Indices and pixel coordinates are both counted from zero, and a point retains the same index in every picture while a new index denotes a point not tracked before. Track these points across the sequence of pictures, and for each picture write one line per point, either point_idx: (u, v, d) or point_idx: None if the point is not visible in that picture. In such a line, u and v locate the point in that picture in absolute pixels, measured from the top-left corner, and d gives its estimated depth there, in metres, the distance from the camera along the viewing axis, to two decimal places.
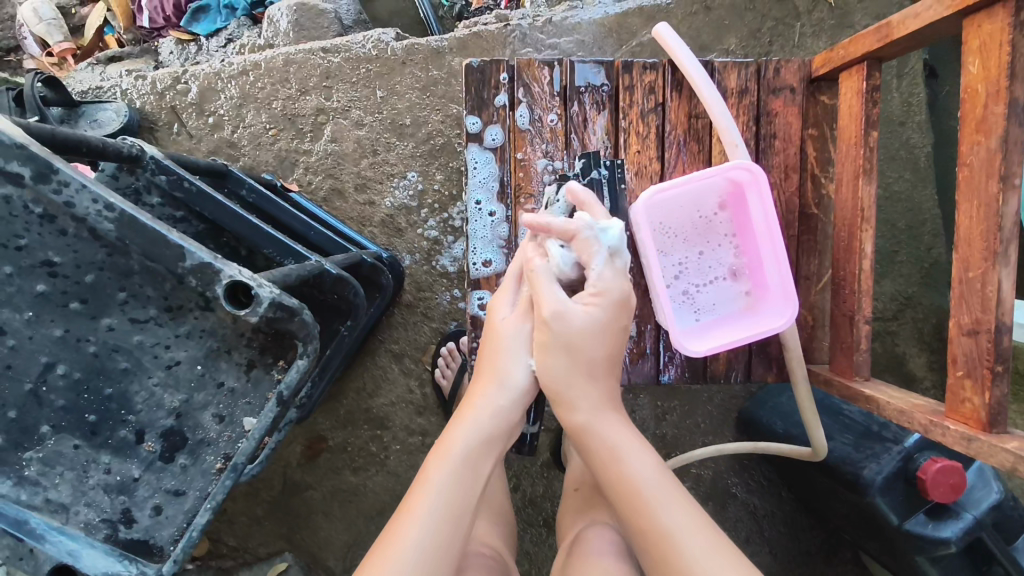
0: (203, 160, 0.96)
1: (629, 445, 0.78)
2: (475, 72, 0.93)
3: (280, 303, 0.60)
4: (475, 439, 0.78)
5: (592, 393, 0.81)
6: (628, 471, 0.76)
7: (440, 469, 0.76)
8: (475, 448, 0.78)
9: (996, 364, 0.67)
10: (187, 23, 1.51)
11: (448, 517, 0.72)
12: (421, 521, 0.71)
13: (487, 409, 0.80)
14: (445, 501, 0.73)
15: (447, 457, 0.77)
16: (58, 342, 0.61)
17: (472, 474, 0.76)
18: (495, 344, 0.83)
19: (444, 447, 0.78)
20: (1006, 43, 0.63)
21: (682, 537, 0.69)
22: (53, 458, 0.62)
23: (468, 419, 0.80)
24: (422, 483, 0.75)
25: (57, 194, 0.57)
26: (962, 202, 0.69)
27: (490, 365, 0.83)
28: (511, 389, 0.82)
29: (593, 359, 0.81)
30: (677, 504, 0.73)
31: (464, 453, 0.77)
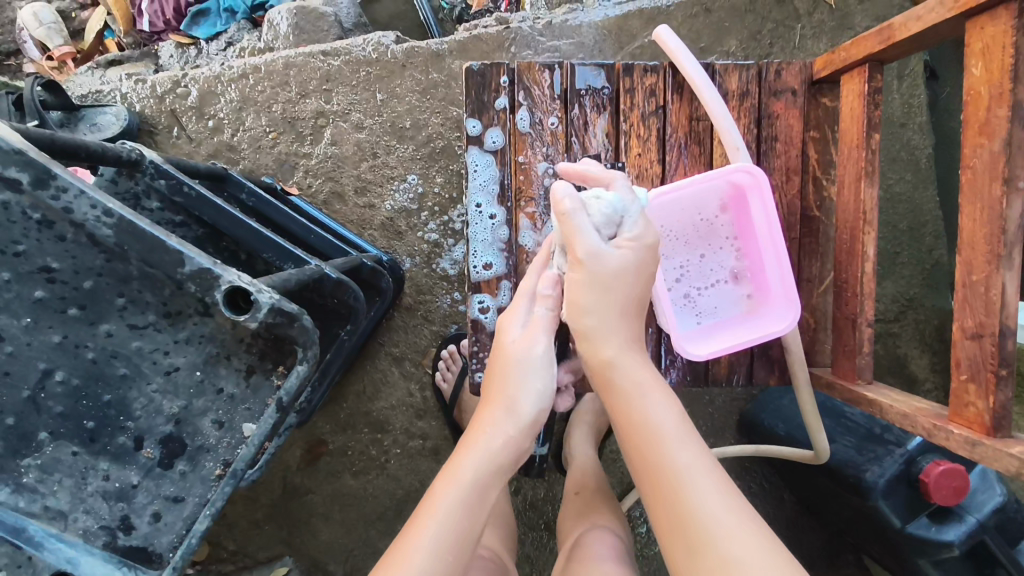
0: (202, 164, 0.95)
1: (644, 387, 0.73)
2: (476, 75, 0.93)
3: (279, 309, 0.59)
4: (486, 463, 0.74)
5: (609, 336, 0.75)
6: (640, 412, 0.71)
7: (450, 487, 0.72)
8: (482, 467, 0.74)
9: (1000, 368, 0.66)
10: (187, 27, 1.51)
11: (459, 530, 0.69)
12: (430, 532, 0.68)
13: (500, 438, 0.76)
14: (455, 513, 0.70)
15: (457, 478, 0.73)
16: (56, 348, 0.61)
17: (483, 496, 0.73)
18: (507, 375, 0.78)
19: (454, 468, 0.74)
20: (1009, 46, 0.63)
21: (692, 481, 0.64)
22: (52, 465, 0.62)
23: (479, 448, 0.75)
24: (432, 498, 0.72)
25: (55, 200, 0.57)
26: (965, 205, 0.69)
27: (501, 395, 0.78)
28: (524, 422, 0.77)
29: (620, 307, 0.76)
30: (691, 447, 0.67)
31: (475, 473, 0.73)
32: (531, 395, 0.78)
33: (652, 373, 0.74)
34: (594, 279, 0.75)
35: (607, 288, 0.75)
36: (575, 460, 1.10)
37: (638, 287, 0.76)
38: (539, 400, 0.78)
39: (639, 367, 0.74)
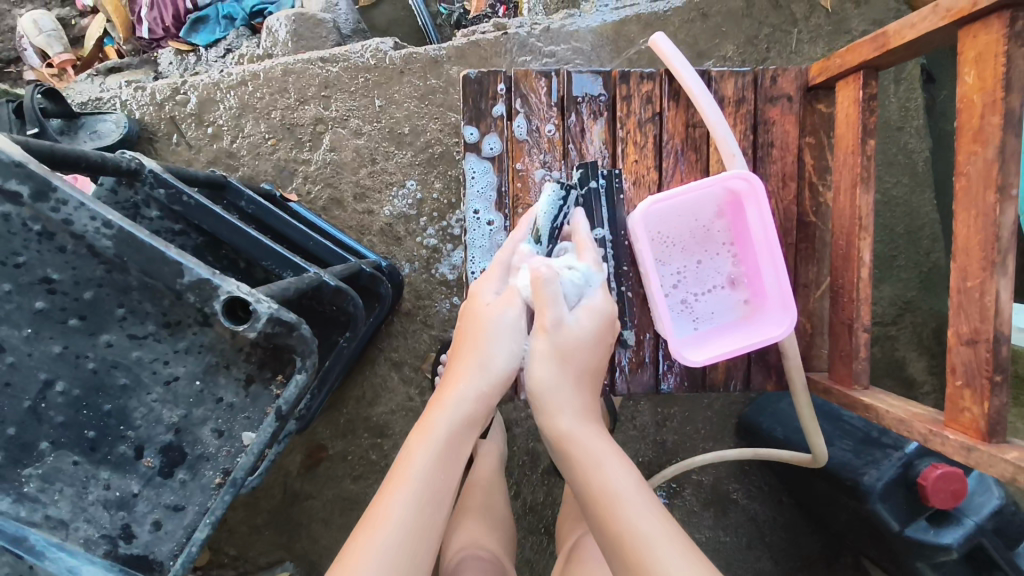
0: (202, 172, 0.96)
1: (604, 452, 0.71)
2: (473, 83, 0.94)
3: (278, 318, 0.60)
4: (459, 420, 0.73)
5: (569, 402, 0.75)
6: (600, 476, 0.69)
7: (424, 445, 0.70)
8: (455, 426, 0.72)
9: (995, 374, 0.67)
10: (186, 33, 1.52)
11: (432, 494, 0.68)
12: (401, 498, 0.66)
13: (473, 391, 0.74)
14: (428, 476, 0.68)
15: (430, 435, 0.71)
16: (57, 358, 0.61)
17: (455, 455, 0.71)
18: (480, 329, 0.77)
19: (426, 425, 0.72)
20: (1002, 54, 0.63)
21: (652, 543, 0.61)
22: (53, 474, 0.62)
23: (451, 403, 0.73)
24: (404, 459, 0.70)
25: (56, 212, 0.58)
26: (960, 212, 0.69)
27: (473, 350, 0.77)
28: (496, 374, 0.76)
29: (578, 378, 0.77)
30: (655, 511, 0.65)
31: (448, 430, 0.71)
32: (503, 348, 0.76)
33: (605, 443, 0.72)
34: (557, 344, 0.75)
35: (568, 361, 0.76)
36: None
37: (592, 363, 0.78)
38: (511, 352, 0.76)
39: (594, 438, 0.72)
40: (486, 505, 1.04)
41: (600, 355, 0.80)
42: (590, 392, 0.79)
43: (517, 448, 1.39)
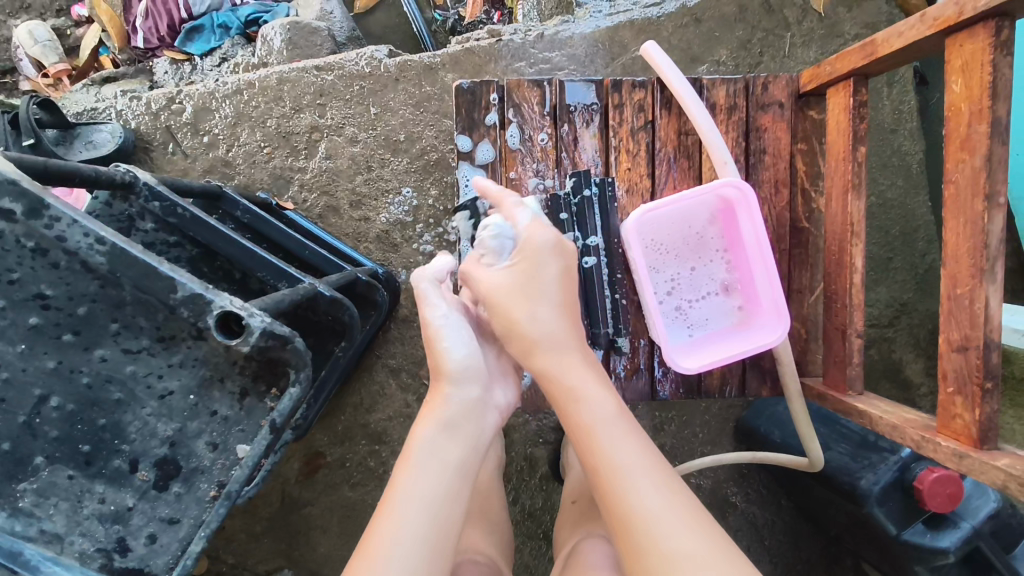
0: (197, 183, 0.96)
1: (579, 378, 0.75)
2: (466, 94, 0.94)
3: (271, 332, 0.60)
4: (442, 436, 0.74)
5: (542, 322, 0.78)
6: (580, 410, 0.73)
7: (412, 470, 0.71)
8: (438, 445, 0.73)
9: (985, 381, 0.67)
10: (182, 42, 1.52)
11: (435, 512, 0.68)
12: (401, 519, 0.67)
13: (449, 403, 0.76)
14: (423, 496, 0.69)
15: (416, 458, 0.72)
16: (52, 373, 0.62)
17: (451, 475, 0.72)
18: (428, 352, 0.80)
19: (412, 448, 0.73)
20: (988, 64, 0.64)
21: (634, 484, 0.66)
22: (48, 488, 0.62)
23: (431, 420, 0.75)
24: (395, 485, 0.70)
25: (49, 228, 0.59)
26: (949, 220, 0.70)
27: (432, 371, 0.79)
28: (460, 375, 0.77)
29: (544, 302, 0.79)
30: (633, 441, 0.70)
31: (435, 452, 0.72)
32: (449, 349, 0.78)
33: (588, 370, 0.76)
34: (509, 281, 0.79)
35: (522, 298, 0.78)
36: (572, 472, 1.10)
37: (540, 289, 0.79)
38: (464, 345, 0.79)
39: (577, 369, 0.76)
40: (485, 510, 1.04)
41: (552, 268, 0.80)
42: (564, 298, 0.80)
43: (515, 454, 1.39)
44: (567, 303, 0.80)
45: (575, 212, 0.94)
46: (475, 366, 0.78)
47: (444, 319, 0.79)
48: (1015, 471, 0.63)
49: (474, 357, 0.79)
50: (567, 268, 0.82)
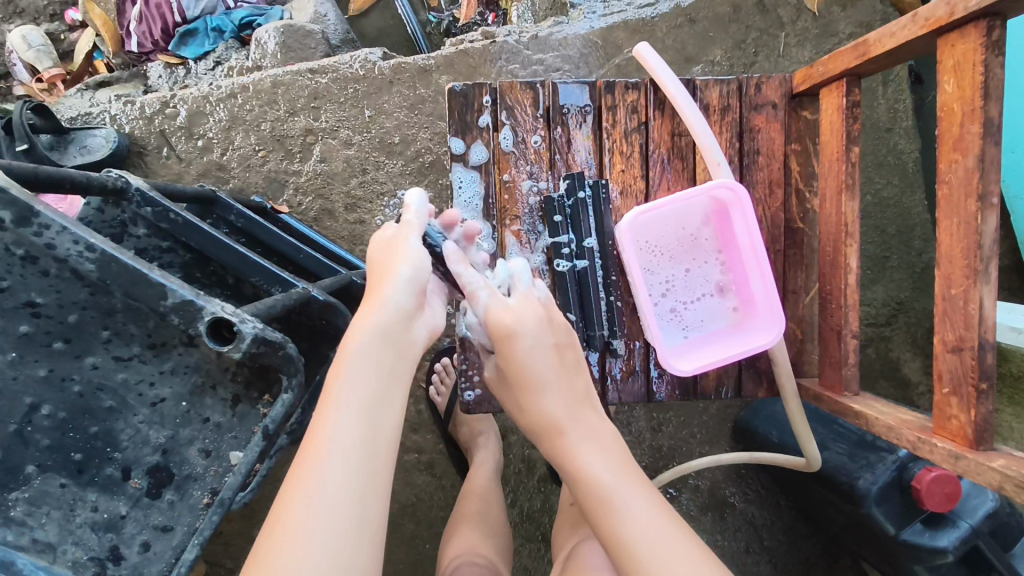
0: (190, 188, 0.96)
1: (585, 439, 0.70)
2: (458, 96, 0.93)
3: (263, 338, 0.60)
4: (379, 341, 0.62)
5: (546, 394, 0.70)
6: (591, 472, 0.68)
7: (350, 377, 0.60)
8: (372, 350, 0.61)
9: (980, 382, 0.67)
10: (176, 47, 1.51)
11: (375, 423, 0.59)
12: (339, 431, 0.57)
13: (383, 306, 0.64)
14: (363, 407, 0.59)
15: (352, 363, 0.61)
16: (43, 382, 0.61)
17: (389, 382, 0.61)
18: (387, 250, 0.71)
19: (346, 353, 0.61)
20: (980, 63, 0.64)
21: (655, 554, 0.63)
22: (39, 497, 0.61)
23: (364, 321, 0.63)
24: (328, 394, 0.59)
25: (38, 236, 0.58)
26: (943, 220, 0.70)
27: (378, 267, 0.69)
28: (404, 282, 0.65)
29: (536, 387, 0.71)
30: (645, 502, 0.66)
31: (376, 360, 0.61)
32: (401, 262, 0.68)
33: (588, 425, 0.71)
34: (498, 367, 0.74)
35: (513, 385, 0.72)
36: None
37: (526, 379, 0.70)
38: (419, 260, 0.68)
39: (580, 431, 0.70)
40: (483, 513, 1.04)
41: (528, 347, 0.70)
42: (561, 369, 0.71)
43: (513, 456, 1.38)
44: (564, 370, 0.72)
45: (569, 214, 0.94)
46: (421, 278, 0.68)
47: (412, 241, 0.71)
48: (1011, 472, 0.63)
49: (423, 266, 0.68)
50: (545, 341, 0.71)
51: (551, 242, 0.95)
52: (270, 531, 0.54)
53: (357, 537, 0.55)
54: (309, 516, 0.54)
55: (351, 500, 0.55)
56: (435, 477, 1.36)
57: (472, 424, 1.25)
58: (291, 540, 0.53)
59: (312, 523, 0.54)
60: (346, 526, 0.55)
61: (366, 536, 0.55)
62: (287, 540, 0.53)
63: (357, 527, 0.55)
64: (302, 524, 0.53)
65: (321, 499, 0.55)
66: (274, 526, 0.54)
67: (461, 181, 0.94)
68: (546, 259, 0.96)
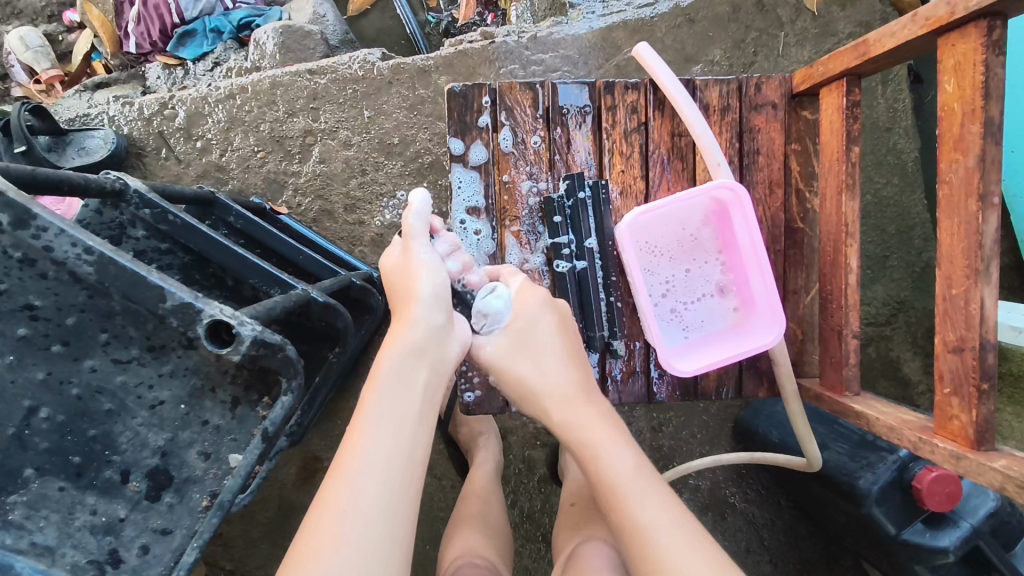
0: (189, 189, 0.96)
1: (605, 441, 0.73)
2: (457, 97, 0.93)
3: (263, 340, 0.60)
4: (409, 358, 0.68)
5: (561, 383, 0.78)
6: (606, 468, 0.70)
7: (384, 396, 0.65)
8: (402, 364, 0.67)
9: (982, 382, 0.67)
10: (174, 48, 1.50)
11: (405, 440, 0.63)
12: (372, 444, 0.61)
13: (416, 321, 0.70)
14: (395, 427, 0.64)
15: (384, 383, 0.66)
16: (41, 385, 0.61)
17: (422, 401, 0.67)
18: (405, 277, 0.75)
19: (378, 374, 0.67)
20: (980, 63, 0.64)
21: (669, 544, 0.63)
22: (38, 501, 0.61)
23: (397, 341, 0.69)
24: (361, 411, 0.64)
25: (36, 238, 0.58)
26: (943, 220, 0.70)
27: (403, 293, 0.74)
28: (432, 299, 0.72)
29: (543, 357, 0.79)
30: (661, 499, 0.67)
31: (407, 378, 0.67)
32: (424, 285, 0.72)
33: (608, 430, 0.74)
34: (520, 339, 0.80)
35: (524, 347, 0.79)
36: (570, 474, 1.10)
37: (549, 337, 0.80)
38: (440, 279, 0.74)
39: (600, 435, 0.73)
40: (483, 514, 1.04)
41: (548, 326, 0.81)
42: (574, 379, 0.78)
43: (513, 457, 1.38)
44: (570, 353, 0.80)
45: (569, 215, 0.94)
46: (446, 296, 0.73)
47: (426, 256, 0.75)
48: (1012, 473, 0.63)
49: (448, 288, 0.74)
50: (561, 328, 0.82)
51: (551, 243, 0.95)
52: (301, 538, 0.56)
53: (390, 543, 0.57)
54: (343, 520, 0.56)
55: (384, 507, 0.58)
56: (435, 478, 1.36)
57: (472, 425, 1.25)
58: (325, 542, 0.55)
59: (344, 529, 0.56)
60: (381, 531, 0.57)
61: (398, 547, 0.58)
62: (319, 544, 0.55)
63: (391, 533, 0.58)
64: (334, 529, 0.56)
65: (354, 506, 0.57)
66: (307, 534, 0.56)
67: (460, 181, 0.94)
68: (546, 260, 0.96)
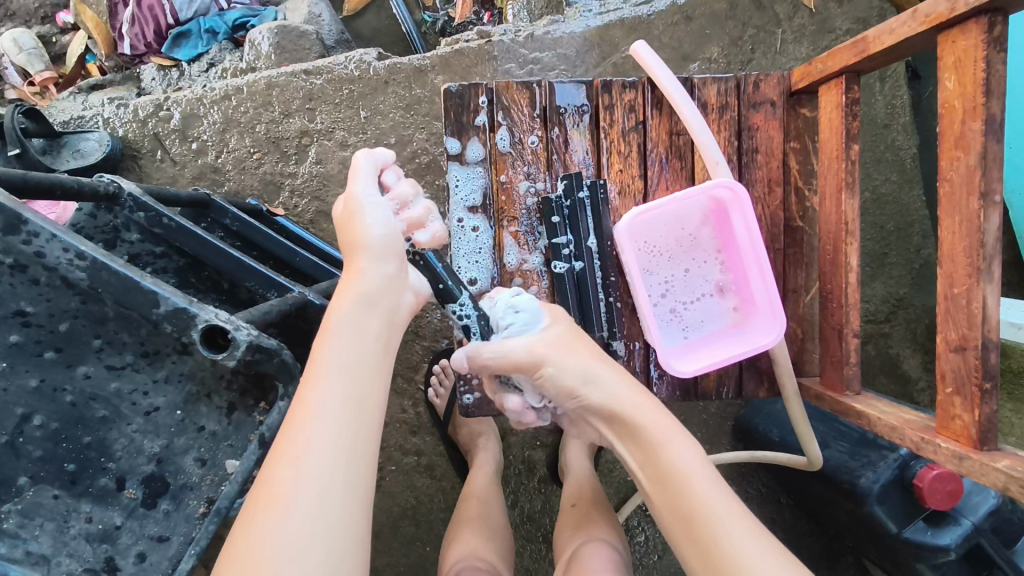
0: (184, 192, 0.95)
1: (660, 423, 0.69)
2: (454, 96, 0.92)
3: (258, 345, 0.60)
4: (359, 308, 0.64)
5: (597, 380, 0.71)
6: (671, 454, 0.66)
7: (333, 349, 0.62)
8: (356, 318, 0.64)
9: (984, 382, 0.67)
10: (169, 48, 1.49)
11: (358, 394, 0.60)
12: (323, 401, 0.58)
13: (368, 264, 0.67)
14: (349, 381, 0.60)
15: (336, 337, 0.62)
16: (34, 393, 0.60)
17: (374, 351, 0.64)
18: (347, 226, 0.69)
19: (328, 325, 0.63)
20: (981, 60, 0.63)
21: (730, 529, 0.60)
22: (33, 509, 0.60)
23: (346, 291, 0.65)
24: (313, 365, 0.61)
25: (27, 244, 0.58)
26: (945, 219, 0.69)
27: (347, 244, 0.68)
28: (380, 248, 0.67)
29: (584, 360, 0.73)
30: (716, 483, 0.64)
31: (357, 330, 0.63)
32: (371, 232, 0.67)
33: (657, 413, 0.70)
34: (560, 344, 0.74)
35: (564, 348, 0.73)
36: (571, 476, 1.08)
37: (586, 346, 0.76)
38: (388, 220, 0.69)
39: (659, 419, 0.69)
40: (484, 516, 1.03)
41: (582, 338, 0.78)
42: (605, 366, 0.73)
43: (513, 457, 1.38)
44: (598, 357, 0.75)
45: (567, 215, 0.93)
46: (396, 241, 0.69)
47: (369, 197, 0.69)
48: (1015, 473, 0.62)
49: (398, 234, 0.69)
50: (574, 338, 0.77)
51: (549, 243, 0.94)
52: (252, 498, 0.55)
53: (344, 500, 0.56)
54: (295, 484, 0.54)
55: (338, 462, 0.57)
56: (435, 479, 1.36)
57: (472, 426, 1.24)
58: (274, 507, 0.54)
59: (299, 485, 0.55)
60: (334, 493, 0.56)
61: (352, 504, 0.56)
62: (268, 508, 0.54)
63: (346, 490, 0.56)
64: (283, 491, 0.54)
65: (305, 463, 0.55)
66: (258, 493, 0.55)
67: (457, 180, 0.93)
68: (544, 261, 0.95)
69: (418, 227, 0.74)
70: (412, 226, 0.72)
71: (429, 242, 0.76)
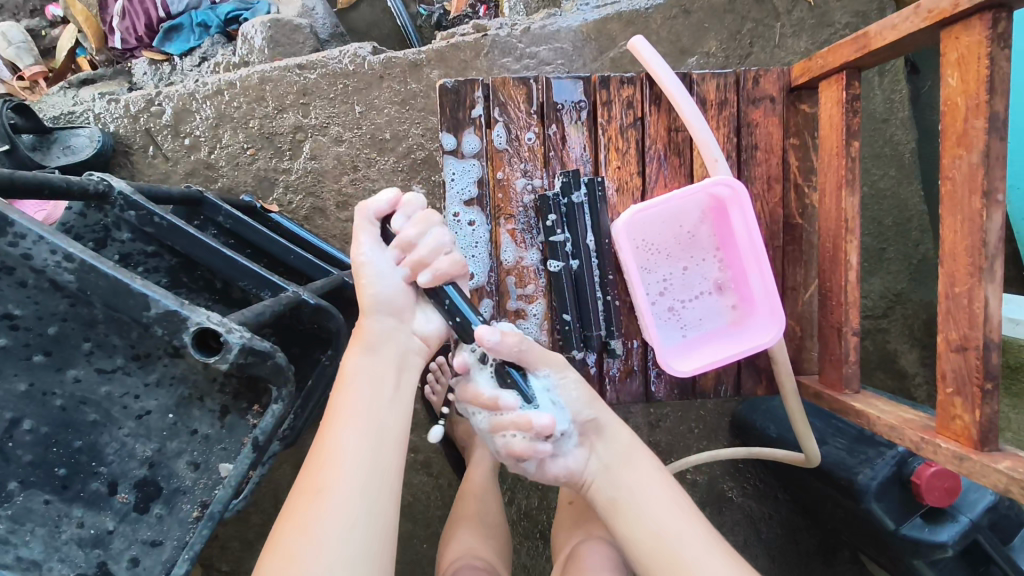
0: (176, 189, 0.93)
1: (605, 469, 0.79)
2: (450, 93, 0.91)
3: (251, 348, 0.58)
4: (371, 359, 0.71)
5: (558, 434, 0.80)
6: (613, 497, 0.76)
7: (350, 395, 0.68)
8: (370, 366, 0.70)
9: (985, 382, 0.66)
10: (161, 42, 1.47)
11: (375, 434, 0.67)
12: (344, 443, 0.65)
13: (373, 320, 0.72)
14: (365, 419, 0.67)
15: (352, 384, 0.69)
16: (24, 396, 0.59)
17: (389, 394, 0.70)
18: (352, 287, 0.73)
19: (344, 375, 0.70)
20: (985, 56, 0.63)
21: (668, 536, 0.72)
22: (22, 514, 0.59)
23: (356, 344, 0.72)
24: (332, 409, 0.68)
25: (15, 246, 0.57)
26: (947, 217, 0.68)
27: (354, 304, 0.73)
28: (381, 303, 0.72)
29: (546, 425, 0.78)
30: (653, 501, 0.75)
31: (369, 381, 0.69)
32: (373, 290, 0.71)
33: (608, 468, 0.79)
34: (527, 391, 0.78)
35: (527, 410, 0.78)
36: None
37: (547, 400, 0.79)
38: (389, 279, 0.72)
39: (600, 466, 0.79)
40: (478, 514, 1.02)
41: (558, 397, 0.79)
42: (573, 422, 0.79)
43: None
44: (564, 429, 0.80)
45: (564, 213, 0.92)
46: (397, 297, 0.73)
47: (369, 257, 0.72)
48: (1016, 475, 0.62)
49: (402, 286, 0.73)
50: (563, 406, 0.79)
51: (546, 241, 0.93)
52: (283, 522, 0.62)
53: (366, 525, 0.62)
54: (320, 510, 0.61)
55: (362, 492, 0.63)
56: (432, 477, 1.35)
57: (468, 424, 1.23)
58: (302, 532, 0.60)
59: (327, 509, 0.61)
60: (356, 520, 0.62)
61: (375, 530, 0.62)
62: (298, 530, 0.60)
63: (369, 521, 0.62)
64: (308, 524, 0.60)
65: (332, 492, 0.62)
66: (288, 519, 0.62)
67: (452, 176, 0.92)
68: (541, 258, 0.94)
69: (422, 267, 0.72)
70: (417, 268, 0.72)
71: (432, 282, 0.72)
